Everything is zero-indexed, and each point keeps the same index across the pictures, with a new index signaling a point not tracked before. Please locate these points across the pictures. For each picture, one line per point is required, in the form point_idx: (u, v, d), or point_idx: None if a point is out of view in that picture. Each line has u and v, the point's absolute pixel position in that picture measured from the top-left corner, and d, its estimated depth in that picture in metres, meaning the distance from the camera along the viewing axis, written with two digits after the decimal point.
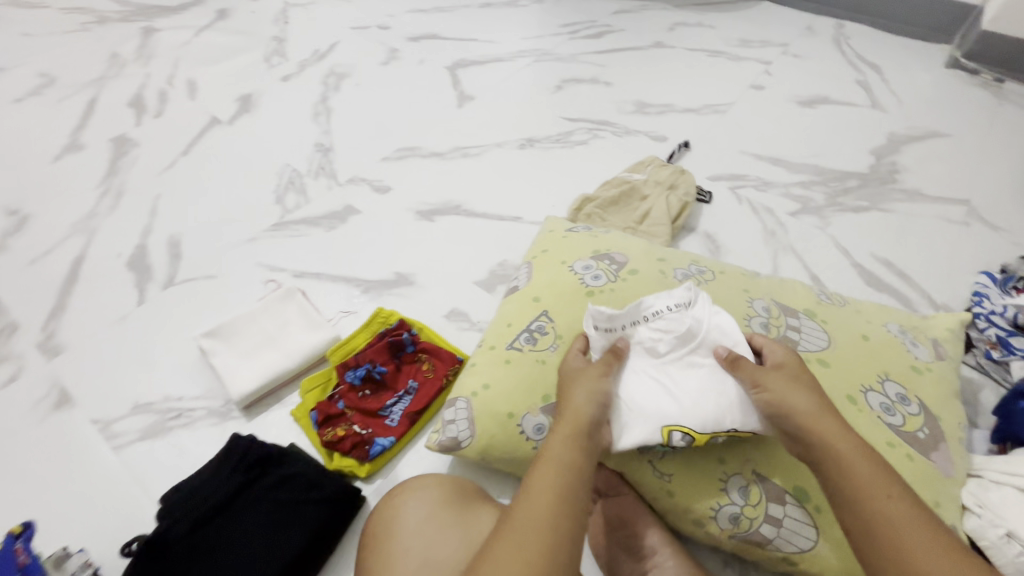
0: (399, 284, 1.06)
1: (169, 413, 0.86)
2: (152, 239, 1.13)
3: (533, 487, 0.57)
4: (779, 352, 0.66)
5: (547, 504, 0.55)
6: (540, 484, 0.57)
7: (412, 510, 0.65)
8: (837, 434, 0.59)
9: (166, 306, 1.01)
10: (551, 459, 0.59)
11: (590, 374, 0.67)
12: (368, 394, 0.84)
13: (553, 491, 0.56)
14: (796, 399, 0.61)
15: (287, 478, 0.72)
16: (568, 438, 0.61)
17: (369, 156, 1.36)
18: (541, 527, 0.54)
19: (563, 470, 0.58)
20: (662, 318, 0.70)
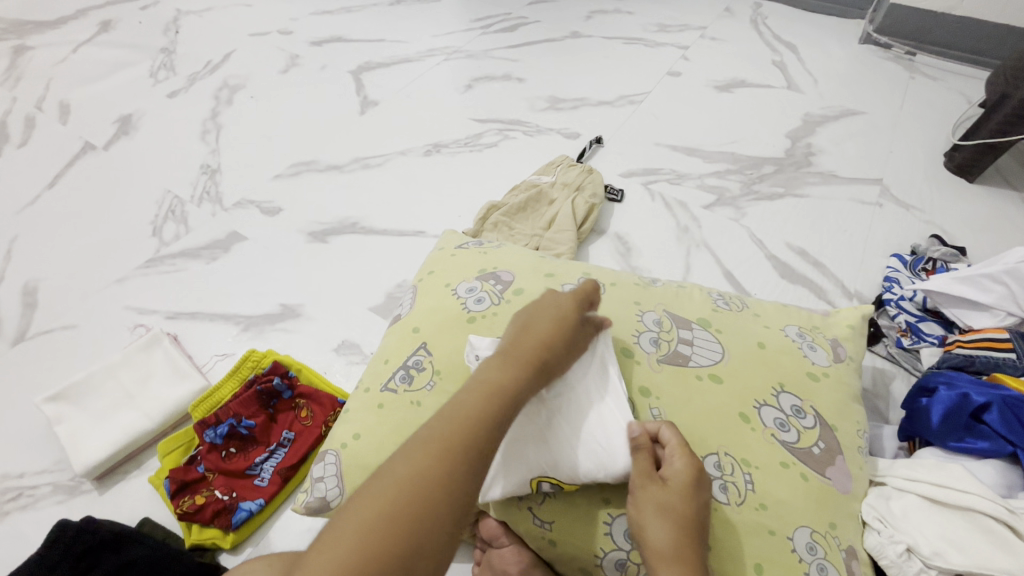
0: (285, 317, 0.97)
1: (6, 494, 0.75)
2: (4, 289, 1.01)
3: (426, 440, 0.49)
4: (678, 464, 0.56)
5: (429, 463, 0.47)
6: (434, 439, 0.49)
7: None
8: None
9: (13, 367, 0.89)
10: (456, 418, 0.51)
11: (557, 329, 0.60)
12: (233, 453, 0.75)
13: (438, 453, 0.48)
14: (665, 535, 0.53)
15: (125, 565, 0.64)
16: (489, 393, 0.53)
17: (261, 175, 1.25)
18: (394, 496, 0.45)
19: (468, 424, 0.50)
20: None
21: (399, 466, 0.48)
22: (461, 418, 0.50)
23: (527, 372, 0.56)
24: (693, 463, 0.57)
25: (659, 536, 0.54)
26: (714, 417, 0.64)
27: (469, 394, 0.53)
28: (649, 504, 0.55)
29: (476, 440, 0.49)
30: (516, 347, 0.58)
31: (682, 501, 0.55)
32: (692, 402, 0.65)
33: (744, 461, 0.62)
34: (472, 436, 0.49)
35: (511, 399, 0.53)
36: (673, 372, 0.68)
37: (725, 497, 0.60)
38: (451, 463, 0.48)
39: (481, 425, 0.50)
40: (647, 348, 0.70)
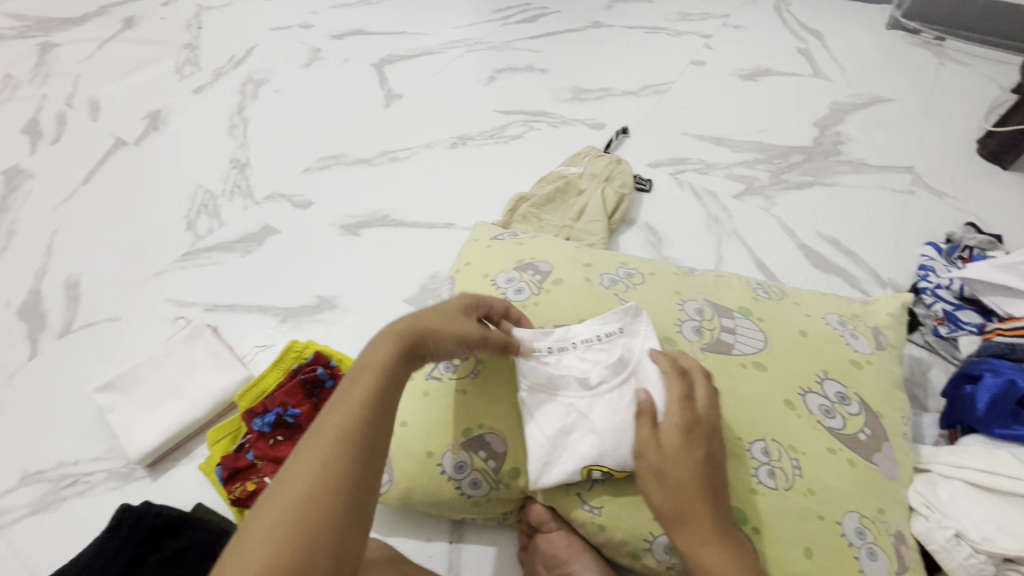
0: (322, 308, 0.99)
1: (63, 481, 0.78)
2: (47, 282, 1.03)
3: (313, 437, 0.48)
4: (673, 428, 0.58)
5: (327, 455, 0.47)
6: (330, 431, 0.48)
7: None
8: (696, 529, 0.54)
9: (61, 358, 0.92)
10: (346, 404, 0.50)
11: (442, 312, 0.61)
12: (280, 441, 0.77)
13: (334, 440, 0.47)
14: (665, 498, 0.56)
15: (185, 548, 0.65)
16: (370, 376, 0.53)
17: (290, 168, 1.27)
18: (304, 493, 0.44)
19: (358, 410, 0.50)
20: (597, 347, 0.66)
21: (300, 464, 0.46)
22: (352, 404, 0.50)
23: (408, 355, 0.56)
24: (683, 422, 0.58)
25: (665, 502, 0.56)
26: (760, 404, 0.65)
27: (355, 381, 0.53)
28: (653, 469, 0.57)
29: (369, 422, 0.50)
30: (392, 330, 0.57)
31: (680, 464, 0.56)
32: (738, 389, 0.66)
33: (791, 447, 0.62)
34: (363, 418, 0.49)
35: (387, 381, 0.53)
36: (716, 360, 0.68)
37: (773, 483, 0.60)
38: (350, 447, 0.48)
39: (369, 406, 0.50)
40: (689, 337, 0.70)
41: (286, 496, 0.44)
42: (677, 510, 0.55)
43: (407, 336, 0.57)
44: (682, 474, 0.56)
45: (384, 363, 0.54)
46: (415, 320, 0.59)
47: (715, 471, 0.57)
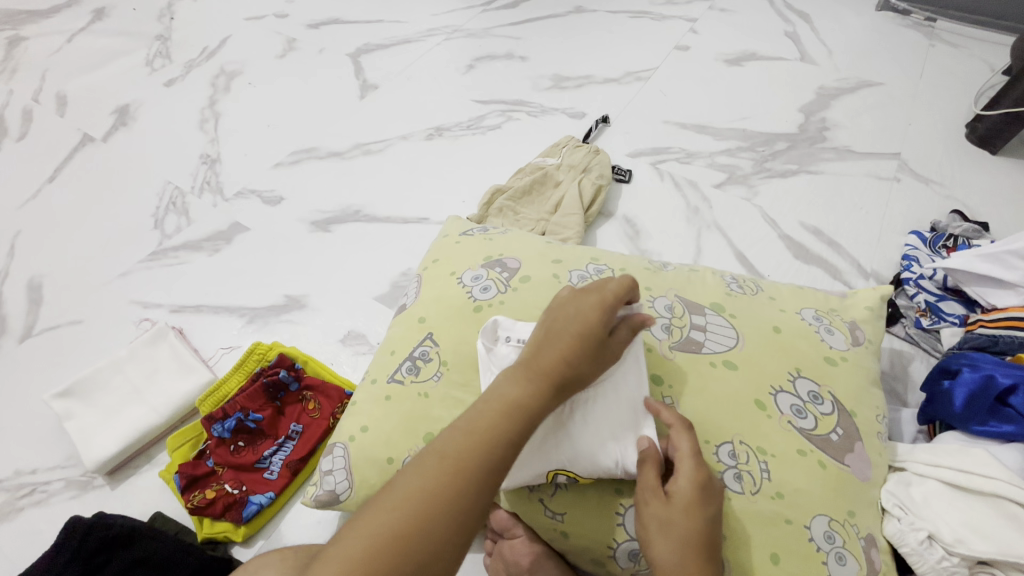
0: (290, 308, 0.96)
1: (21, 490, 0.76)
2: (9, 285, 1.01)
3: (440, 450, 0.49)
4: (683, 475, 0.54)
5: (446, 473, 0.47)
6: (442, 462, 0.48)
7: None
8: None
9: (21, 363, 0.90)
10: (474, 429, 0.50)
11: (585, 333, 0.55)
12: (242, 447, 0.75)
13: (461, 462, 0.48)
14: (667, 553, 0.52)
15: (138, 561, 0.64)
16: (507, 408, 0.51)
17: (261, 163, 1.23)
18: (406, 507, 0.46)
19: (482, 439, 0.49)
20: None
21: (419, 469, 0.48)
22: (482, 429, 0.50)
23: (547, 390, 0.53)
24: (701, 474, 0.54)
25: (662, 555, 0.52)
26: (730, 404, 0.63)
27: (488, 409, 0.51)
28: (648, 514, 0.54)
29: (486, 463, 0.48)
30: (538, 360, 0.54)
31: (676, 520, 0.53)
32: (708, 389, 0.64)
33: (760, 449, 0.60)
34: (491, 457, 0.49)
35: (526, 415, 0.51)
36: (686, 359, 0.66)
37: (741, 486, 0.59)
38: (469, 480, 0.47)
39: (497, 445, 0.49)
40: (659, 335, 0.68)
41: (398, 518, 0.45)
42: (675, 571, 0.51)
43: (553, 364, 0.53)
44: (686, 529, 0.52)
45: (520, 400, 0.51)
46: (560, 345, 0.54)
47: (716, 529, 0.54)
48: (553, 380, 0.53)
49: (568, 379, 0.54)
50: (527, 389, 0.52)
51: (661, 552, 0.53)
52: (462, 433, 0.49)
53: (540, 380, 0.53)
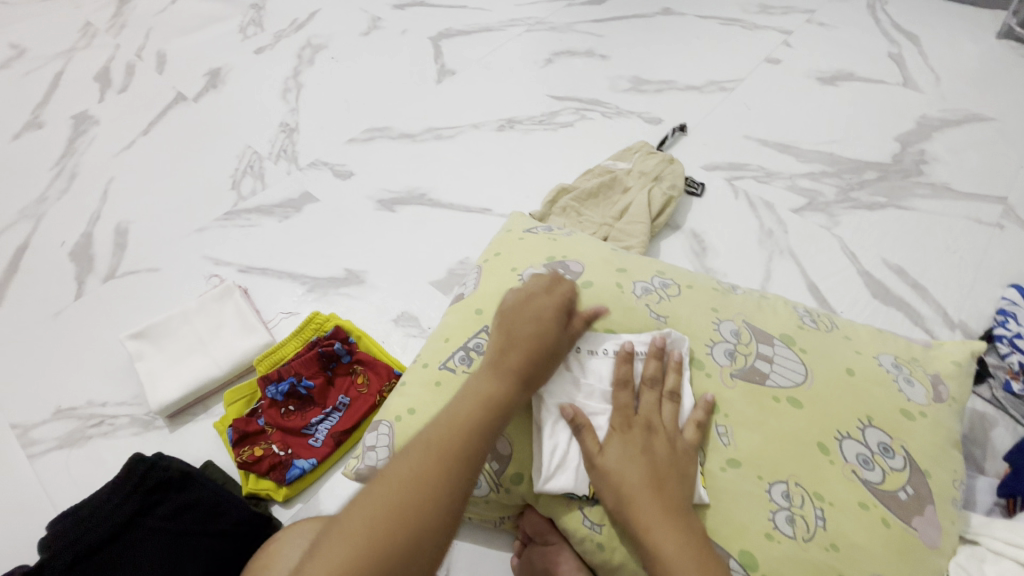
0: (349, 282, 0.99)
1: (90, 420, 0.82)
2: (99, 227, 1.08)
3: (418, 448, 0.52)
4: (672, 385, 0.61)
5: (423, 470, 0.51)
6: (421, 452, 0.52)
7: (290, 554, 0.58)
8: (626, 459, 0.56)
9: (103, 301, 0.96)
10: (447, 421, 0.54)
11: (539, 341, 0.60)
12: (291, 411, 0.78)
13: (439, 455, 0.51)
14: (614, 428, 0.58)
15: (188, 505, 0.67)
16: (475, 406, 0.55)
17: (335, 138, 1.26)
18: (396, 496, 0.49)
19: (457, 434, 0.53)
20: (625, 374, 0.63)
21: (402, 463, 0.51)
22: (455, 427, 0.54)
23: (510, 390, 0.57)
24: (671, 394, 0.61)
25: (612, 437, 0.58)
26: (789, 444, 0.60)
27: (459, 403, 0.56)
28: (665, 438, 0.58)
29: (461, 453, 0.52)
30: (499, 362, 0.59)
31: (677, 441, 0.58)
32: (767, 425, 0.61)
33: (818, 495, 0.57)
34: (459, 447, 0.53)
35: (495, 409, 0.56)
36: (746, 389, 0.63)
37: (793, 531, 0.55)
38: (450, 471, 0.51)
39: (469, 433, 0.54)
40: (720, 361, 0.66)
41: (379, 509, 0.48)
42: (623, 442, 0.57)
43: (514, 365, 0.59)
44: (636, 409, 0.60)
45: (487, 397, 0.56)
46: (515, 350, 0.59)
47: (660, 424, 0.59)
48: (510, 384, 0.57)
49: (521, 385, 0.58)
50: (496, 386, 0.57)
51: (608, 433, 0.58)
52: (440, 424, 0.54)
53: (500, 384, 0.57)
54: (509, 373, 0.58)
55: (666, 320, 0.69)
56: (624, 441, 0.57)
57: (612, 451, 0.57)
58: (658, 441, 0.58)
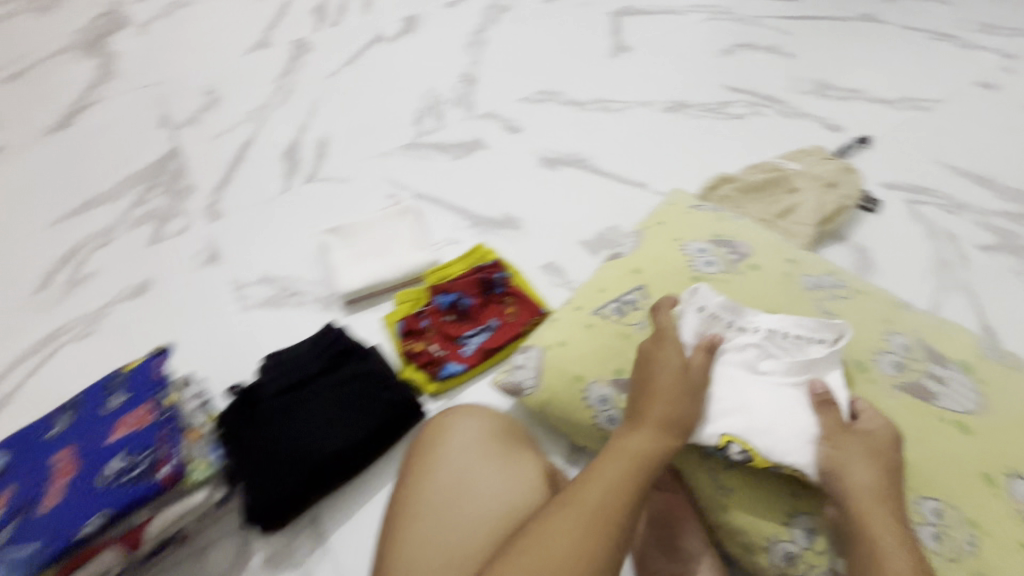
0: (506, 225, 1.07)
1: (286, 291, 0.98)
2: (306, 138, 1.25)
3: (593, 478, 0.55)
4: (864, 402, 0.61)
5: (611, 498, 0.53)
6: (601, 479, 0.54)
7: (460, 431, 0.66)
8: (878, 455, 0.57)
9: (304, 198, 1.13)
10: (618, 455, 0.56)
11: (686, 386, 0.60)
12: (450, 321, 0.88)
13: (624, 488, 0.53)
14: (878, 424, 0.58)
15: (361, 374, 0.78)
16: (640, 452, 0.57)
17: (510, 95, 1.35)
18: (589, 509, 0.51)
19: (634, 472, 0.55)
20: (778, 350, 0.63)
21: (589, 488, 0.54)
22: (629, 466, 0.55)
23: (666, 434, 0.59)
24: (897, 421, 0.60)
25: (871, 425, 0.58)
26: (951, 466, 0.58)
27: (618, 447, 0.58)
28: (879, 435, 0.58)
29: (633, 486, 0.54)
30: (652, 404, 0.60)
31: (890, 449, 0.57)
32: (929, 441, 0.60)
33: (974, 522, 0.56)
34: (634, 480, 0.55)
35: (657, 454, 0.57)
36: (910, 403, 0.62)
37: (937, 547, 0.55)
38: (629, 500, 0.53)
39: (637, 470, 0.55)
40: (885, 369, 0.65)
41: (577, 522, 0.50)
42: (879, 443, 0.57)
43: (665, 411, 0.59)
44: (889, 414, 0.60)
45: (647, 443, 0.57)
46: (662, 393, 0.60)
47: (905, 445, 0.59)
48: (666, 430, 0.59)
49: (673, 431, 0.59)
50: (656, 433, 0.58)
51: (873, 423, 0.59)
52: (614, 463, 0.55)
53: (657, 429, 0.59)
54: (667, 418, 0.59)
55: (834, 315, 0.69)
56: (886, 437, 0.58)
57: (822, 448, 0.58)
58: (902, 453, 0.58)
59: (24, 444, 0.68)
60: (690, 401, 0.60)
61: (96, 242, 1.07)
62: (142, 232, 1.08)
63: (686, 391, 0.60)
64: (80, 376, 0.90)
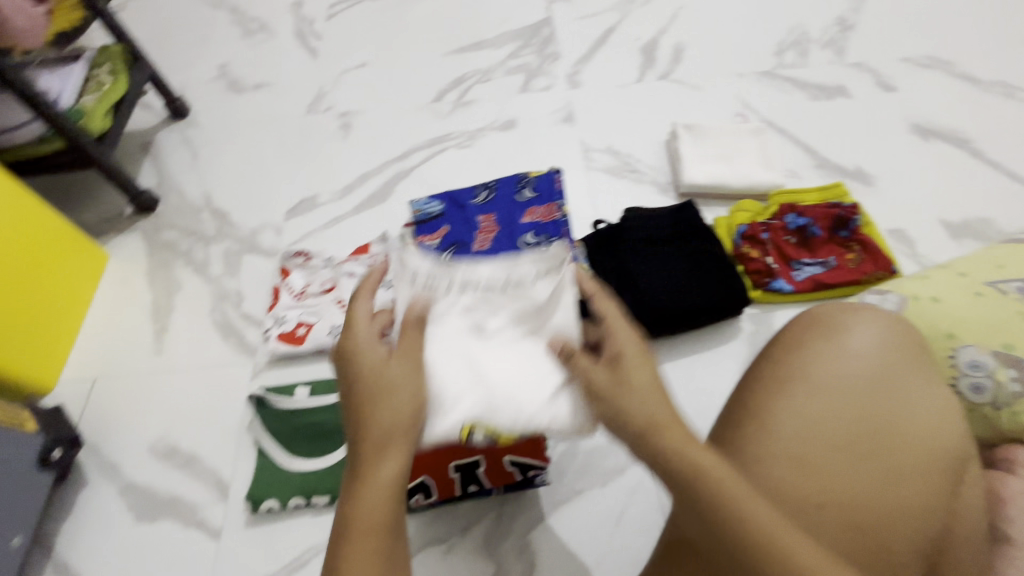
0: (857, 178, 1.03)
1: (628, 167, 1.07)
2: (663, 40, 1.28)
3: (381, 438, 0.49)
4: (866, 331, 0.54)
5: (386, 462, 0.48)
6: (387, 424, 0.49)
7: (821, 358, 0.53)
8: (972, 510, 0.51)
9: (655, 94, 1.19)
10: (404, 392, 0.51)
11: (382, 359, 0.53)
12: (790, 243, 0.90)
13: (397, 445, 0.49)
14: (928, 413, 0.51)
15: (710, 254, 0.83)
16: (410, 405, 0.51)
17: (890, 50, 1.22)
18: (384, 475, 0.47)
19: (402, 435, 0.49)
20: (493, 294, 0.60)
21: (387, 402, 0.50)
22: (396, 420, 0.50)
23: (417, 374, 0.53)
24: (890, 327, 0.54)
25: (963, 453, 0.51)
26: None
27: (378, 377, 0.51)
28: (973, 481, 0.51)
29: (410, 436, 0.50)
30: (402, 356, 0.53)
31: (891, 394, 0.51)
32: None
33: None
34: (406, 433, 0.50)
35: (415, 406, 0.51)
36: None
37: None
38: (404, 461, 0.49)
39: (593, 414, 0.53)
40: None
41: (378, 488, 0.47)
42: (900, 407, 0.51)
43: (399, 361, 0.53)
44: (869, 335, 0.54)
45: (394, 381, 0.51)
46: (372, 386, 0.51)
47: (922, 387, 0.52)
48: (414, 368, 0.53)
49: (412, 370, 0.53)
50: (412, 385, 0.52)
51: (929, 408, 0.51)
52: (397, 408, 0.50)
53: (410, 366, 0.52)
54: (416, 369, 0.53)
55: None
56: (966, 463, 0.51)
57: (953, 470, 0.50)
58: (894, 391, 0.51)
59: (450, 197, 0.85)
60: (387, 395, 0.51)
61: (478, 77, 1.24)
62: (514, 80, 1.22)
63: (411, 376, 0.52)
64: (450, 175, 1.09)
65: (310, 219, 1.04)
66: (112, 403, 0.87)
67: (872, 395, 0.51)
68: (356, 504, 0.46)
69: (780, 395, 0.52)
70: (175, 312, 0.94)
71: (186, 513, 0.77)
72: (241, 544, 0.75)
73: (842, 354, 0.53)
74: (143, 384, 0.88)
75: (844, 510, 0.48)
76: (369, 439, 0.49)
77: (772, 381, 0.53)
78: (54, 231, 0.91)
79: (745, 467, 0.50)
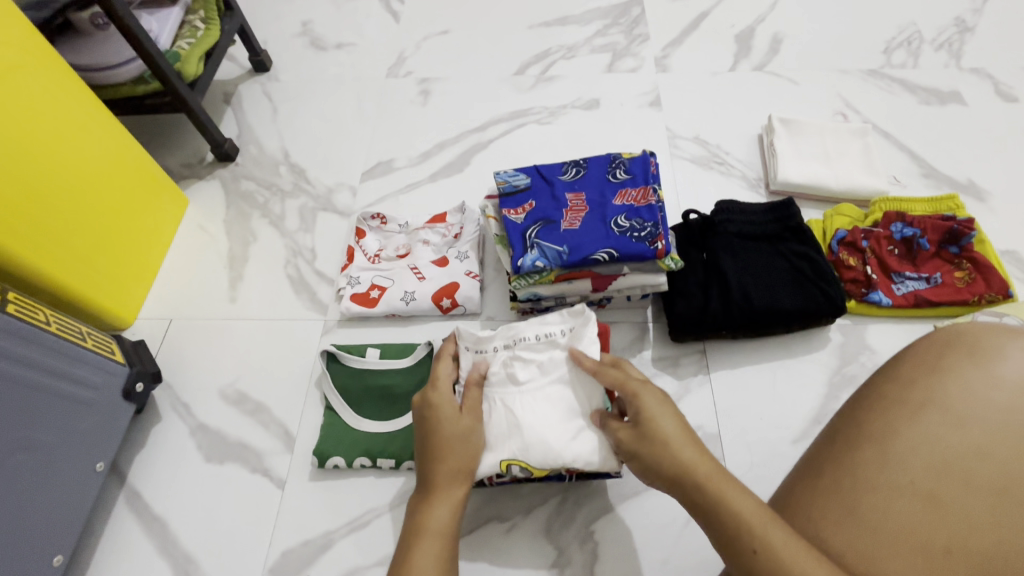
0: (967, 191, 0.96)
1: (716, 159, 1.02)
2: (762, 28, 1.20)
3: (454, 473, 0.59)
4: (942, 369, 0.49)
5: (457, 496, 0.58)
6: (456, 464, 0.59)
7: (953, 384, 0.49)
8: None
9: (749, 84, 1.12)
10: (468, 450, 0.61)
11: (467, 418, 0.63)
12: (893, 253, 0.84)
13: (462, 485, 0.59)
14: None
15: (807, 258, 0.79)
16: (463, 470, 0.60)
17: (1014, 58, 1.12)
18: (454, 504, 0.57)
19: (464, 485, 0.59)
20: (528, 347, 0.67)
21: (457, 449, 0.60)
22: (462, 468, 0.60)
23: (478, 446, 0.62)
24: None
25: None
26: None
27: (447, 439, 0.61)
28: None
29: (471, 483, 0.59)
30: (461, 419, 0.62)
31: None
32: None
33: None
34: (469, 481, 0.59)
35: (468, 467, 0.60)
36: None
37: None
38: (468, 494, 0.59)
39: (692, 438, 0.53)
40: None
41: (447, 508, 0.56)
42: None
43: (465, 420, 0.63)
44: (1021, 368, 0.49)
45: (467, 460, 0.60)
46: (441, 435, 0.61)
47: None
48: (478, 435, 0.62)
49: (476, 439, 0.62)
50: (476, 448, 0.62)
51: None
52: (465, 462, 0.60)
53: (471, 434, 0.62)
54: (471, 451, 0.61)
55: None
56: None
57: None
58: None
59: (537, 171, 0.81)
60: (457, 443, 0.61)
61: (563, 52, 1.20)
62: (600, 59, 1.18)
63: (472, 434, 0.62)
64: (529, 151, 1.06)
65: (386, 182, 1.04)
66: (186, 344, 0.88)
67: (1020, 433, 0.46)
68: (431, 515, 0.56)
69: (909, 418, 0.48)
70: (250, 262, 0.95)
71: (253, 459, 0.79)
72: (304, 496, 0.76)
73: (987, 381, 0.48)
74: (217, 329, 0.89)
75: (976, 546, 0.43)
76: (448, 472, 0.59)
77: (899, 402, 0.49)
78: (141, 167, 0.91)
79: (865, 486, 0.45)
